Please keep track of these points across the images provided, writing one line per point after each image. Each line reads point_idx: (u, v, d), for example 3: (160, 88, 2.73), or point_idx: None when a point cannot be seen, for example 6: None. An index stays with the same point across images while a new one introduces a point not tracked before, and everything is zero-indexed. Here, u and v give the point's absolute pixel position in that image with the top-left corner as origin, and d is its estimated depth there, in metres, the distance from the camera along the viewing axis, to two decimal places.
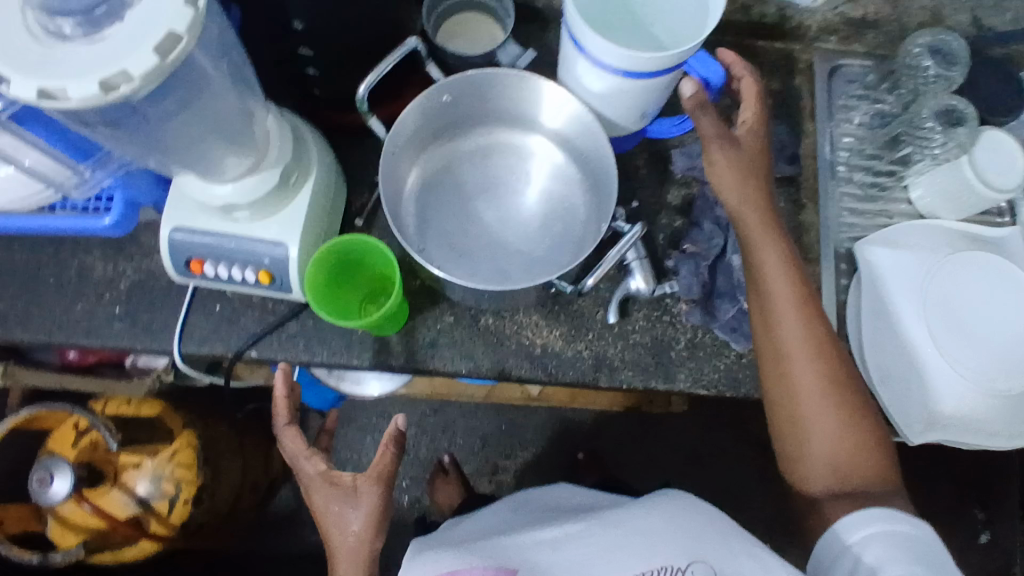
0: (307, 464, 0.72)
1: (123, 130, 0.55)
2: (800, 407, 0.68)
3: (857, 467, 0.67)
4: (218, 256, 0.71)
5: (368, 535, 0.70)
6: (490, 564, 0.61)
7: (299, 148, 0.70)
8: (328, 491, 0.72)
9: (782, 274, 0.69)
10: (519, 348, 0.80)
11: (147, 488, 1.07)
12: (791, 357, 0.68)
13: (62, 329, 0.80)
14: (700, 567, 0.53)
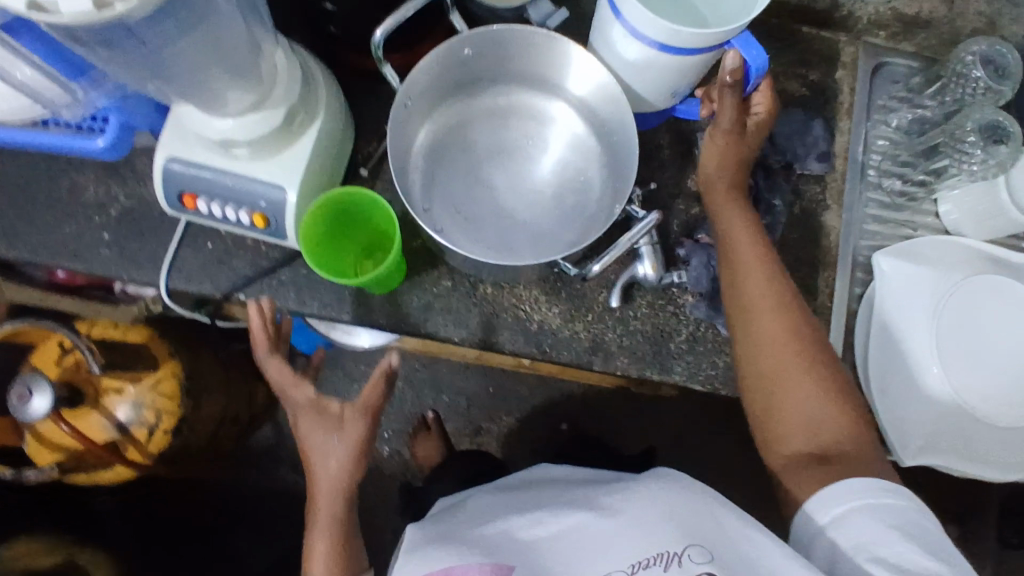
0: (291, 391, 0.69)
1: (120, 51, 0.51)
2: (765, 359, 0.64)
3: (829, 423, 0.61)
4: (213, 193, 0.68)
5: (351, 466, 0.69)
6: (484, 560, 0.56)
7: (308, 88, 0.66)
8: (315, 421, 0.69)
9: (742, 230, 0.69)
10: (515, 322, 0.77)
11: (127, 413, 1.06)
12: (752, 308, 0.66)
13: (47, 250, 0.77)
14: (697, 551, 0.51)
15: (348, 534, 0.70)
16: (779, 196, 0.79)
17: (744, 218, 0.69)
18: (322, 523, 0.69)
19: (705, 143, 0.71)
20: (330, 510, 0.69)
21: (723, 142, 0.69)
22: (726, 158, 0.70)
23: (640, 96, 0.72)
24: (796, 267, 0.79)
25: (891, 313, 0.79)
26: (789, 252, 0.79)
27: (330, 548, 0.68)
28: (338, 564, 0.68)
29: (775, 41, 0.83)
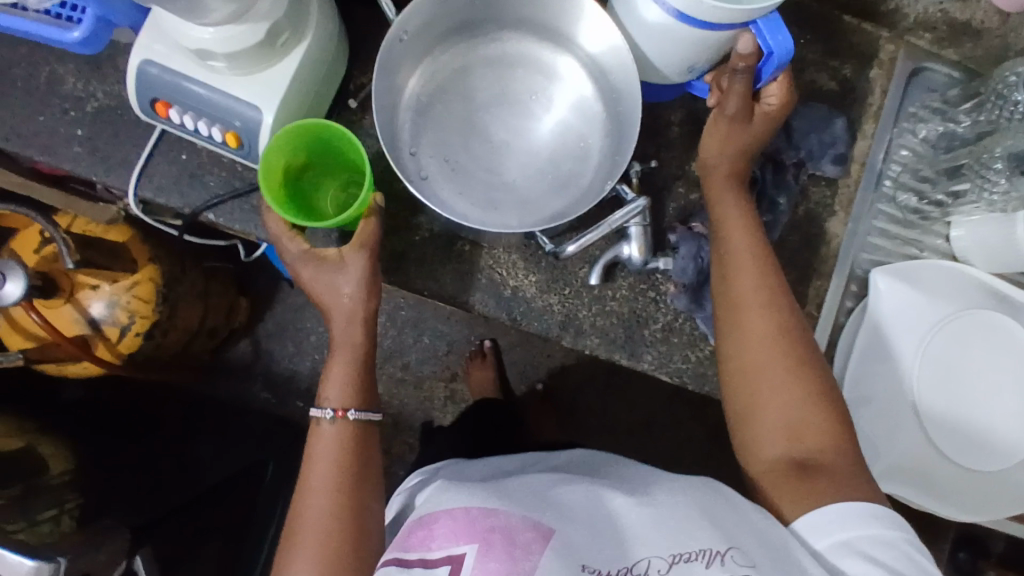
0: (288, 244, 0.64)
1: None
2: (747, 359, 0.60)
3: (810, 426, 0.58)
4: (187, 104, 0.64)
5: (362, 299, 0.65)
6: (531, 514, 0.55)
7: (298, 4, 0.61)
8: (315, 262, 0.64)
9: (741, 223, 0.64)
10: (488, 284, 0.74)
11: (100, 310, 1.04)
12: (740, 308, 0.61)
13: (19, 138, 0.74)
14: (739, 554, 0.50)
15: (366, 366, 0.67)
16: (785, 195, 0.74)
17: (743, 210, 0.65)
18: (341, 358, 0.66)
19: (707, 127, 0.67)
20: (347, 343, 0.66)
21: (726, 129, 0.65)
22: (726, 144, 0.65)
23: (657, 67, 0.67)
24: (789, 272, 0.75)
25: (876, 337, 0.76)
26: (784, 254, 0.75)
27: (349, 377, 0.66)
28: (353, 396, 0.65)
29: (812, 26, 0.76)
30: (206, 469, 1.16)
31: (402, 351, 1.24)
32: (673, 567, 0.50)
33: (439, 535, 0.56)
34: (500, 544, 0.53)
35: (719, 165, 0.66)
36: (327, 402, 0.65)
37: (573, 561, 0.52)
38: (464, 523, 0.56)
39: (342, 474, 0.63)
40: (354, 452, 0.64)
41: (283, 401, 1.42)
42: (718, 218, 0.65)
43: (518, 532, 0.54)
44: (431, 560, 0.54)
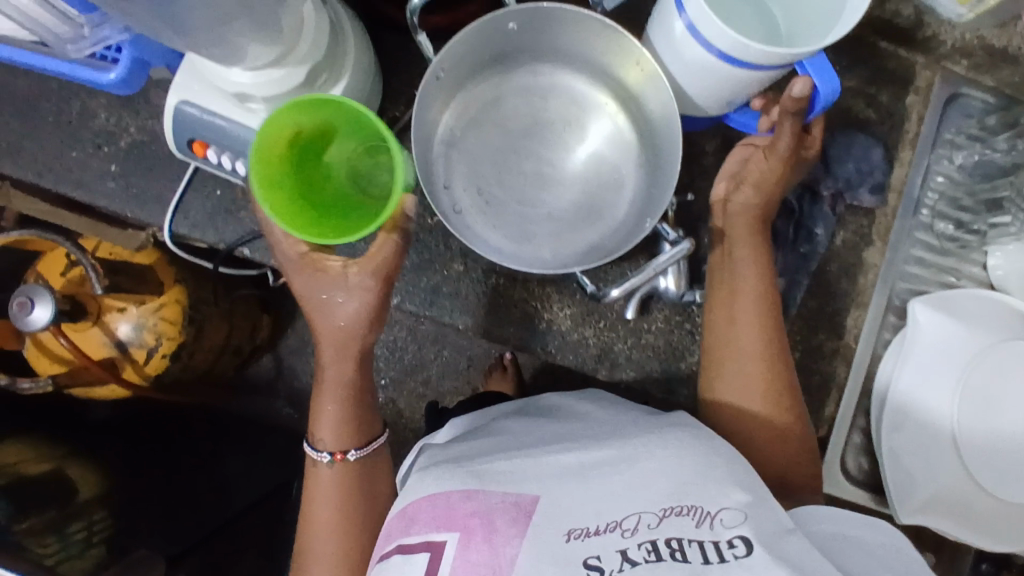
0: (285, 244, 0.62)
1: None
2: (742, 410, 0.63)
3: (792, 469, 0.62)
4: (223, 144, 0.65)
5: (357, 326, 0.64)
6: (510, 494, 0.51)
7: (336, 45, 0.61)
8: (314, 275, 0.63)
9: (749, 265, 0.66)
10: (524, 318, 0.74)
11: (127, 332, 1.03)
12: (738, 351, 0.64)
13: (54, 175, 0.75)
14: (730, 514, 0.48)
15: (359, 399, 0.68)
16: (823, 225, 0.75)
17: (755, 254, 0.67)
18: (334, 391, 0.66)
19: (754, 164, 0.67)
20: (338, 384, 0.66)
21: (772, 169, 0.66)
22: (766, 183, 0.67)
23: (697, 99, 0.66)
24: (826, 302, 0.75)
25: (914, 368, 0.74)
26: (818, 284, 0.75)
27: (340, 414, 0.67)
28: (348, 433, 0.67)
29: (848, 52, 0.75)
30: (242, 482, 1.21)
31: (423, 365, 1.23)
32: (664, 522, 0.47)
33: (418, 520, 0.52)
34: (480, 531, 0.49)
35: (737, 202, 0.68)
36: (320, 440, 0.67)
37: (552, 532, 0.48)
38: (441, 506, 0.52)
39: (345, 504, 0.66)
40: (354, 482, 0.67)
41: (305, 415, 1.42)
42: (721, 259, 0.68)
43: (497, 513, 0.50)
44: (405, 547, 0.51)
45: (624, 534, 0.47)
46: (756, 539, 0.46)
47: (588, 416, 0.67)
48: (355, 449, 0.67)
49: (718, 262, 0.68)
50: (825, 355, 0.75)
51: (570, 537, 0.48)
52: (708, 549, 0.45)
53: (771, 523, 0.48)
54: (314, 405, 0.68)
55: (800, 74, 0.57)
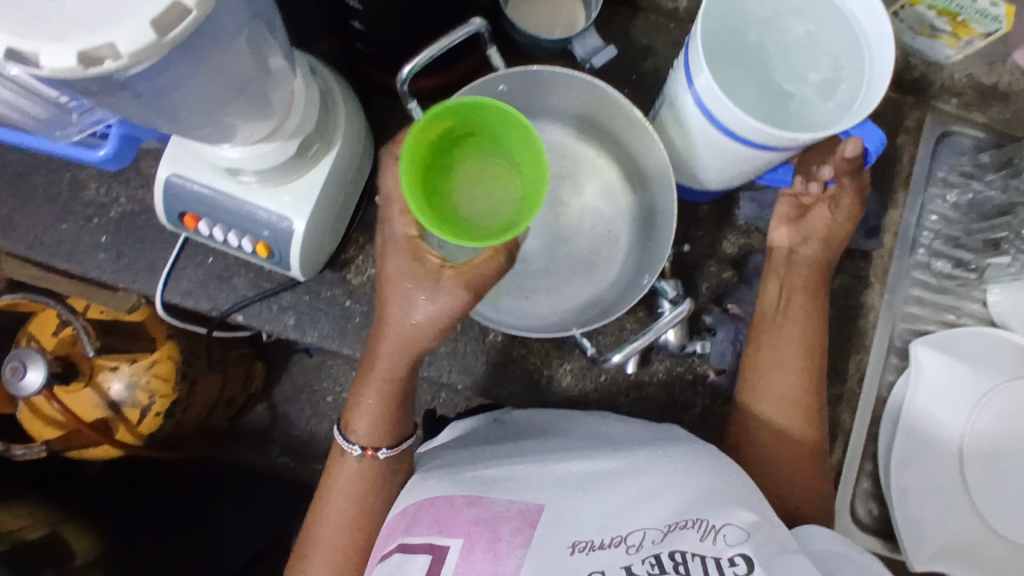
0: (397, 223, 0.59)
1: (137, 104, 0.44)
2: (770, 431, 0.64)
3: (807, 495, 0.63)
4: (215, 216, 0.64)
5: (434, 326, 0.59)
6: (515, 500, 0.55)
7: (326, 115, 0.61)
8: (407, 260, 0.59)
9: (798, 318, 0.66)
10: (523, 374, 0.73)
11: (120, 391, 1.00)
12: (784, 396, 0.65)
13: (43, 248, 0.74)
14: (733, 530, 0.49)
15: (399, 399, 0.65)
16: None
17: (810, 307, 0.67)
18: (376, 384, 0.64)
19: (814, 221, 0.68)
20: (388, 374, 0.63)
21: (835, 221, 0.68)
22: (828, 236, 0.68)
23: (693, 168, 0.64)
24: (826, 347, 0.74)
25: (918, 412, 0.74)
26: None
27: (376, 408, 0.65)
28: (380, 430, 0.65)
29: None
30: (233, 535, 1.18)
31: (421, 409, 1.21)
32: (669, 535, 0.49)
33: (419, 523, 0.56)
34: (484, 539, 0.51)
35: (803, 254, 0.68)
36: (354, 433, 0.65)
37: (560, 542, 0.50)
38: (444, 513, 0.56)
39: (359, 501, 0.65)
40: (377, 482, 0.66)
41: (303, 465, 1.33)
42: (773, 305, 0.67)
43: (502, 521, 0.53)
44: (408, 546, 0.54)
45: (628, 549, 0.48)
46: (756, 554, 0.47)
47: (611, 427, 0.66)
48: (385, 448, 0.65)
49: (770, 308, 0.68)
50: (829, 401, 0.74)
51: (574, 550, 0.49)
52: (708, 563, 0.46)
53: (772, 541, 0.49)
54: (354, 390, 0.65)
55: (852, 137, 0.61)
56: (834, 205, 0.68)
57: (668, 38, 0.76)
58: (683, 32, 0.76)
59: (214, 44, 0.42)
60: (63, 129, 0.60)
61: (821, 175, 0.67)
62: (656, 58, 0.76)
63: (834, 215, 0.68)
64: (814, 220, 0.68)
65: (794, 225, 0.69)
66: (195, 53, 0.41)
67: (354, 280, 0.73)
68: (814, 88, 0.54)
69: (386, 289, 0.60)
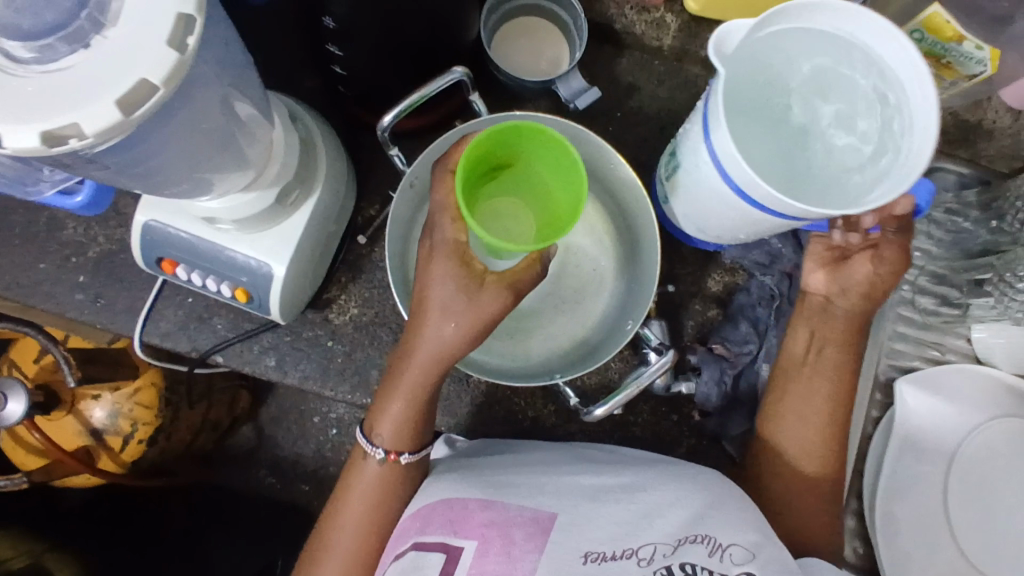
0: (442, 226, 0.54)
1: (114, 171, 0.43)
2: (792, 452, 0.64)
3: (816, 522, 0.62)
4: (192, 262, 0.63)
5: (466, 343, 0.55)
6: (528, 507, 0.55)
7: (306, 161, 0.60)
8: (452, 267, 0.54)
9: (832, 357, 0.65)
10: (508, 415, 0.73)
11: (102, 417, 0.97)
12: (806, 442, 0.63)
13: (20, 288, 0.73)
14: (739, 551, 0.50)
15: (426, 409, 0.60)
16: None
17: (842, 365, 0.65)
18: (406, 389, 0.58)
19: (861, 273, 0.64)
20: (414, 385, 0.58)
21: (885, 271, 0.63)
22: (869, 291, 0.64)
23: (704, 228, 0.62)
24: None
25: (904, 450, 0.73)
26: None
27: (403, 413, 0.59)
28: (406, 435, 0.61)
29: None
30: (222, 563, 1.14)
31: None
32: (678, 549, 0.50)
33: (432, 522, 0.57)
34: (499, 542, 0.52)
35: (840, 307, 0.65)
36: (378, 437, 0.60)
37: (573, 553, 0.50)
38: (458, 513, 0.56)
39: (372, 509, 0.61)
40: (393, 489, 0.62)
41: (288, 486, 1.31)
42: (801, 355, 0.66)
43: (516, 526, 0.53)
44: (420, 544, 0.55)
45: (640, 562, 0.49)
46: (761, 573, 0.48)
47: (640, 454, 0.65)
48: (408, 454, 0.61)
49: (800, 343, 0.66)
50: None
51: (587, 560, 0.49)
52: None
53: (775, 561, 0.50)
54: (381, 392, 0.60)
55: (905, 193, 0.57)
56: (877, 256, 0.63)
57: (652, 76, 0.76)
58: (666, 70, 0.76)
59: (183, 110, 0.42)
60: (34, 185, 0.56)
61: (863, 225, 0.62)
62: (640, 96, 0.76)
63: (877, 268, 0.63)
64: (861, 272, 0.64)
65: (832, 275, 0.65)
66: (162, 120, 0.41)
67: (336, 320, 0.72)
68: (850, 127, 0.52)
69: (424, 296, 0.55)
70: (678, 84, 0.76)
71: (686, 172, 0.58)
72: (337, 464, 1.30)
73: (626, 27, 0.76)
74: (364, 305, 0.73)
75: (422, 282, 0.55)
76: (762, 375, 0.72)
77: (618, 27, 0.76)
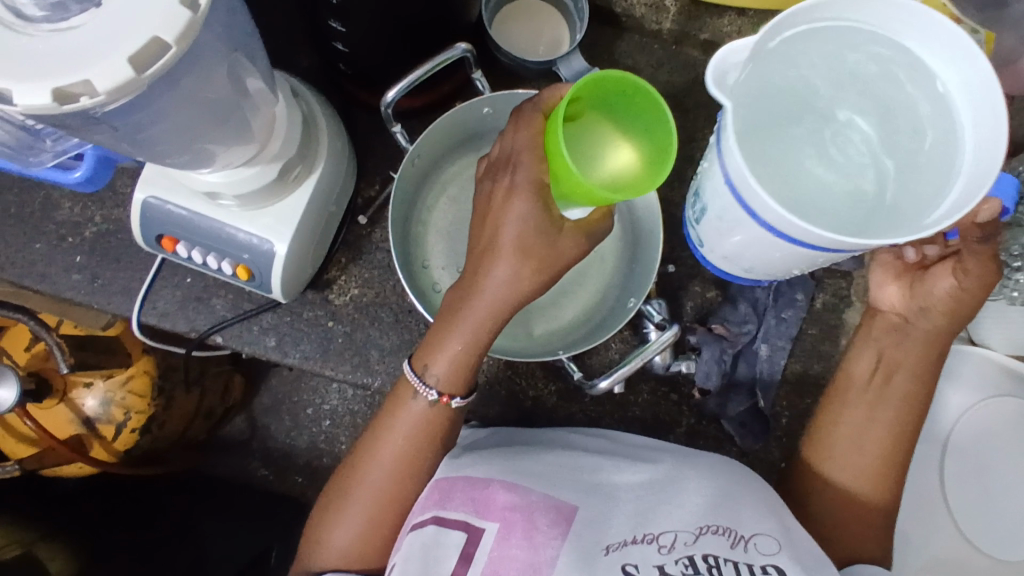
0: (522, 172, 0.53)
1: (120, 136, 0.43)
2: (842, 455, 0.62)
3: (861, 528, 0.60)
4: (193, 240, 0.63)
5: (526, 285, 0.54)
6: (551, 494, 0.56)
7: (308, 138, 0.60)
8: (531, 209, 0.52)
9: (906, 375, 0.62)
10: (510, 395, 0.74)
11: (94, 407, 0.94)
12: (862, 457, 0.61)
13: (14, 269, 0.72)
14: (765, 540, 0.53)
15: (478, 356, 0.58)
16: (802, 290, 0.73)
17: (909, 393, 0.62)
18: (467, 329, 0.56)
19: (947, 286, 0.59)
20: (473, 322, 0.56)
21: (974, 295, 0.59)
22: (954, 310, 0.60)
23: (742, 262, 0.60)
24: (811, 366, 0.74)
25: None
26: (801, 347, 0.74)
27: (462, 356, 0.57)
28: (459, 377, 0.59)
29: None
30: (217, 540, 1.11)
31: None
32: (700, 539, 0.53)
33: (453, 498, 0.57)
34: (521, 526, 0.53)
35: (919, 326, 0.62)
36: (433, 375, 0.58)
37: (594, 544, 0.53)
38: (481, 493, 0.56)
39: (407, 453, 0.61)
40: (437, 432, 0.61)
41: (282, 477, 1.31)
42: (867, 378, 0.63)
43: (539, 511, 0.54)
44: (442, 519, 0.55)
45: (661, 549, 0.53)
46: (792, 565, 0.51)
47: (660, 446, 0.66)
48: (460, 397, 0.60)
49: (858, 372, 0.64)
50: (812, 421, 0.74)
51: (609, 550, 0.52)
52: (741, 567, 0.51)
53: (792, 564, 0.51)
54: (439, 326, 0.58)
55: (990, 197, 0.52)
56: (960, 272, 0.58)
57: (652, 59, 0.76)
58: (666, 53, 0.76)
59: (192, 75, 0.42)
60: (35, 155, 0.56)
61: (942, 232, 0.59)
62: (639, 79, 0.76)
63: (959, 281, 0.58)
64: (945, 284, 0.59)
65: (906, 289, 0.63)
66: (170, 85, 0.41)
67: (336, 300, 0.72)
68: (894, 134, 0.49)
69: (499, 236, 0.54)
70: (677, 67, 0.76)
71: (712, 211, 0.56)
72: (331, 456, 1.30)
73: (625, 10, 0.76)
74: (364, 285, 0.73)
75: (498, 220, 0.54)
76: (761, 356, 0.73)
77: (618, 10, 0.76)
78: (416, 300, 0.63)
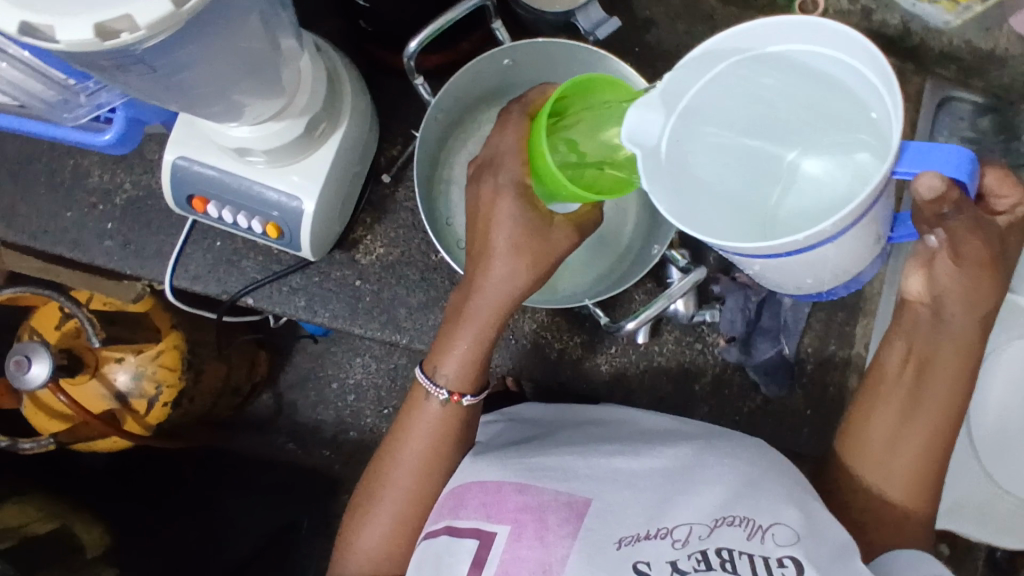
0: (510, 171, 0.54)
1: (149, 78, 0.44)
2: (875, 450, 0.56)
3: (892, 522, 0.56)
4: (224, 200, 0.64)
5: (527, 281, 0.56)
6: (564, 490, 0.53)
7: (334, 94, 0.61)
8: (518, 209, 0.53)
9: (949, 371, 0.54)
10: (536, 349, 0.74)
11: (125, 382, 0.93)
12: (896, 450, 0.56)
13: (49, 237, 0.74)
14: (783, 530, 0.48)
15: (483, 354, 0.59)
16: None
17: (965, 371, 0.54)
18: (472, 331, 0.58)
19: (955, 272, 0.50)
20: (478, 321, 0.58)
21: (984, 278, 0.49)
22: (971, 297, 0.50)
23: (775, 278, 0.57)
24: (835, 313, 0.74)
25: None
26: None
27: (467, 355, 0.59)
28: (468, 374, 0.60)
29: None
30: (233, 526, 1.08)
31: None
32: (715, 532, 0.49)
33: (466, 504, 0.55)
34: (533, 527, 0.51)
35: (949, 317, 0.52)
36: (442, 376, 0.60)
37: (605, 538, 0.50)
38: (493, 496, 0.55)
39: (428, 452, 0.61)
40: (451, 428, 0.61)
41: (309, 451, 1.29)
42: (899, 370, 0.55)
43: (550, 510, 0.52)
44: (454, 529, 0.54)
45: (675, 544, 0.49)
46: (807, 560, 0.46)
47: (670, 430, 0.63)
48: (469, 396, 0.61)
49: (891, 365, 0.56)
50: (836, 365, 0.75)
51: (621, 545, 0.49)
52: (756, 562, 0.46)
53: (825, 548, 0.48)
54: (445, 329, 0.60)
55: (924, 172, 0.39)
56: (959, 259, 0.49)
57: (669, 11, 0.76)
58: (683, 6, 0.76)
59: (221, 22, 0.42)
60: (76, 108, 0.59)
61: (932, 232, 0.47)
62: (657, 31, 0.76)
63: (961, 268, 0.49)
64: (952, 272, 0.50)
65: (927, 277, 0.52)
66: (200, 31, 0.41)
67: (363, 260, 0.73)
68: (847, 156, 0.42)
69: (490, 239, 0.55)
70: (695, 18, 0.76)
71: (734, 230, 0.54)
72: (357, 430, 1.29)
73: None
74: (390, 244, 0.73)
75: (487, 221, 0.55)
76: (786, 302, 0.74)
77: None
78: (445, 254, 0.63)
